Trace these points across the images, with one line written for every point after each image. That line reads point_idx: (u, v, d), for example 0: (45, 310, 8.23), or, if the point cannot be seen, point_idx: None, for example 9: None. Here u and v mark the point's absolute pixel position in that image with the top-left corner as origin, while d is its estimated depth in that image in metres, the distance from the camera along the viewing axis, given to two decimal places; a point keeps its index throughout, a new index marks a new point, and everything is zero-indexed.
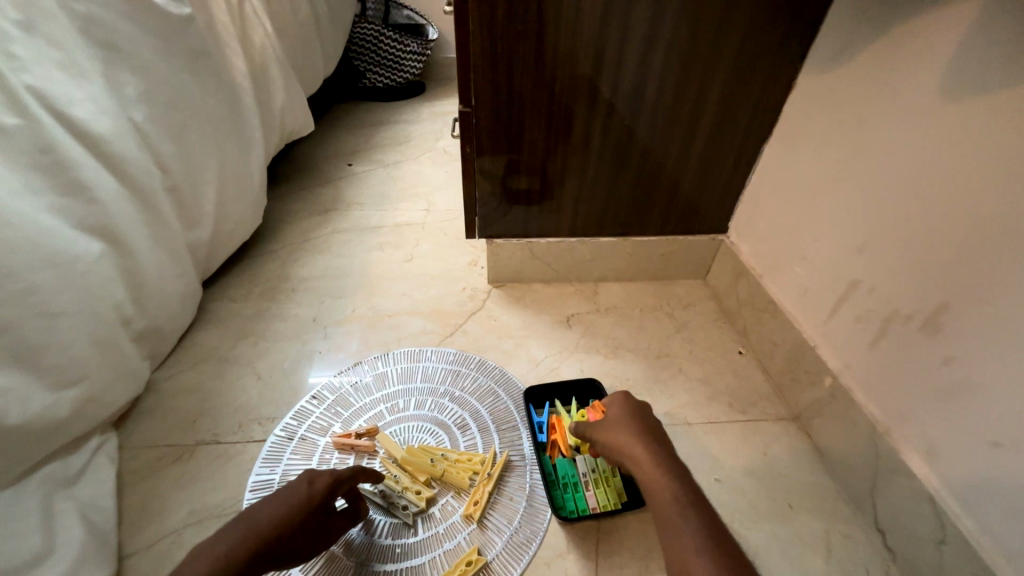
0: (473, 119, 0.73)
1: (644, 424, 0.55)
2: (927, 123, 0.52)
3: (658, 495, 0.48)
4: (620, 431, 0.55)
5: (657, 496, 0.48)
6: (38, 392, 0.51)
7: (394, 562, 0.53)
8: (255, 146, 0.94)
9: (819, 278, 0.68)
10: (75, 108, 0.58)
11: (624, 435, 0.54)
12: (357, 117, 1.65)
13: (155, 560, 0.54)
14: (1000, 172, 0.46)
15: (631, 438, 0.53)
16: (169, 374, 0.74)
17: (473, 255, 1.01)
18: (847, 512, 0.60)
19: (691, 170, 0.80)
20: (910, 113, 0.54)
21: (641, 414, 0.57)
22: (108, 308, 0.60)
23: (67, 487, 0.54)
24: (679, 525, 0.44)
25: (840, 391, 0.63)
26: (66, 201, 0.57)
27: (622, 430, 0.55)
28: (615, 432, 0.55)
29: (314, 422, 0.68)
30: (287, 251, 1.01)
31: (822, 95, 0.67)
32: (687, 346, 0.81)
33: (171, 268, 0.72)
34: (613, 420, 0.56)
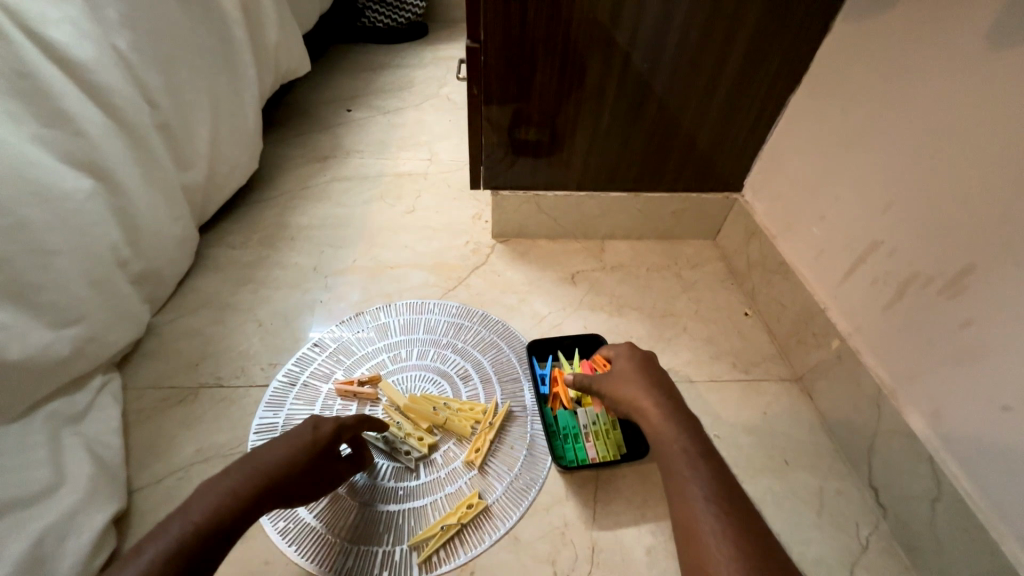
0: (482, 58, 0.68)
1: (653, 375, 0.54)
2: (971, 70, 0.48)
3: (667, 446, 0.47)
4: (629, 385, 0.54)
5: (665, 448, 0.47)
6: (38, 330, 0.51)
7: (397, 503, 0.55)
8: (248, 85, 0.88)
9: (838, 239, 0.65)
10: (52, 29, 0.53)
11: (633, 389, 0.53)
12: (356, 59, 1.56)
13: (164, 494, 0.55)
14: None
15: (641, 392, 0.52)
16: (170, 318, 0.73)
17: (477, 208, 0.98)
18: (843, 470, 0.61)
19: (709, 123, 0.76)
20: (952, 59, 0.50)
21: (650, 367, 0.56)
22: (104, 250, 0.58)
23: (74, 423, 0.54)
24: (686, 475, 0.45)
25: (847, 354, 0.63)
26: (51, 132, 0.54)
27: (629, 381, 0.54)
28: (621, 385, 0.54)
29: (316, 369, 0.68)
30: (285, 199, 0.98)
31: (858, 40, 0.61)
32: (693, 306, 0.80)
33: (166, 210, 0.70)
34: (623, 375, 0.55)
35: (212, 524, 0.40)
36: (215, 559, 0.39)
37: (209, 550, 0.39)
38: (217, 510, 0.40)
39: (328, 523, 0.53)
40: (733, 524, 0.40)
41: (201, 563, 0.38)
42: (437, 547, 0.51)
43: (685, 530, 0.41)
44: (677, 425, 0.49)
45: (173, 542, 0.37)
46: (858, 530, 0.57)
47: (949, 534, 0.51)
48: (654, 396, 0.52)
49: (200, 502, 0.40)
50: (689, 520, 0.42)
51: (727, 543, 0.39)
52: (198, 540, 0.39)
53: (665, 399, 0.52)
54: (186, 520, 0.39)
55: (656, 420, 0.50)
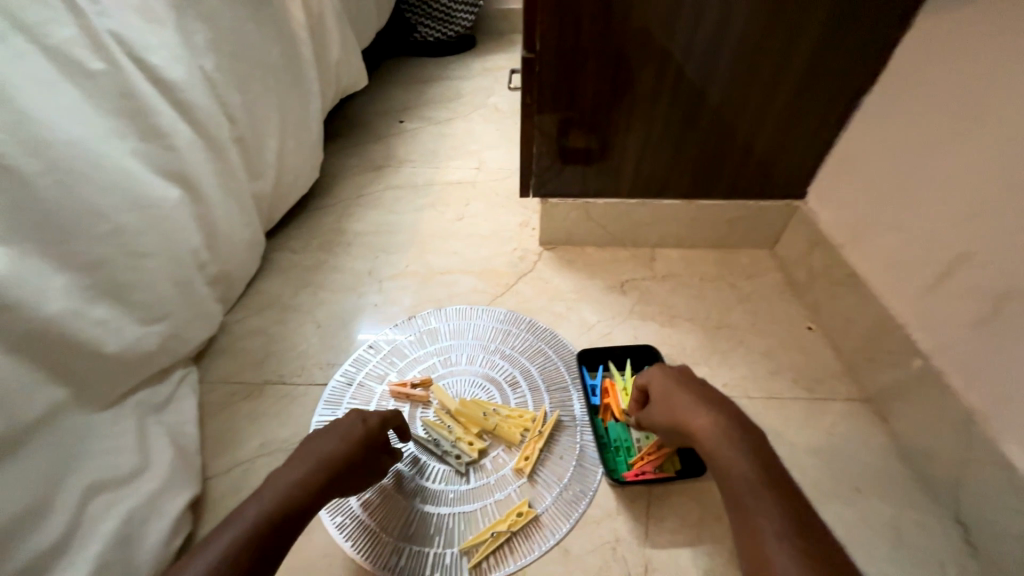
0: (536, 68, 0.68)
1: (695, 391, 0.50)
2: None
3: (726, 474, 0.42)
4: (674, 399, 0.50)
5: (728, 478, 0.42)
6: (132, 325, 0.56)
7: (448, 506, 0.55)
8: (313, 99, 0.94)
9: (919, 249, 0.60)
10: (152, 54, 0.59)
11: (679, 409, 0.49)
12: (408, 73, 1.62)
13: (233, 482, 0.59)
14: None
15: (686, 412, 0.48)
16: (239, 318, 0.78)
17: (524, 215, 0.99)
18: (924, 501, 0.56)
19: (771, 127, 0.73)
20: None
21: (694, 379, 0.52)
22: (187, 253, 0.63)
23: (157, 412, 0.59)
24: (756, 510, 0.39)
25: (929, 375, 0.58)
26: (147, 147, 0.59)
27: (671, 402, 0.50)
28: (665, 408, 0.51)
29: (371, 370, 0.71)
30: (342, 206, 1.03)
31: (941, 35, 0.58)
32: (749, 318, 0.76)
33: (239, 216, 0.75)
34: (664, 392, 0.51)
35: (282, 512, 0.41)
36: (285, 545, 0.40)
37: (278, 537, 0.40)
38: (285, 499, 0.42)
39: (381, 522, 0.54)
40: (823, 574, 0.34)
41: (271, 550, 0.39)
42: (487, 553, 0.51)
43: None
44: (737, 449, 0.43)
45: (248, 527, 0.39)
46: (943, 569, 0.51)
47: None
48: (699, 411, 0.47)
49: (269, 491, 0.42)
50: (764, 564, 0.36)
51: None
52: (271, 526, 0.40)
53: (717, 412, 0.47)
54: (259, 507, 0.41)
55: (710, 445, 0.45)
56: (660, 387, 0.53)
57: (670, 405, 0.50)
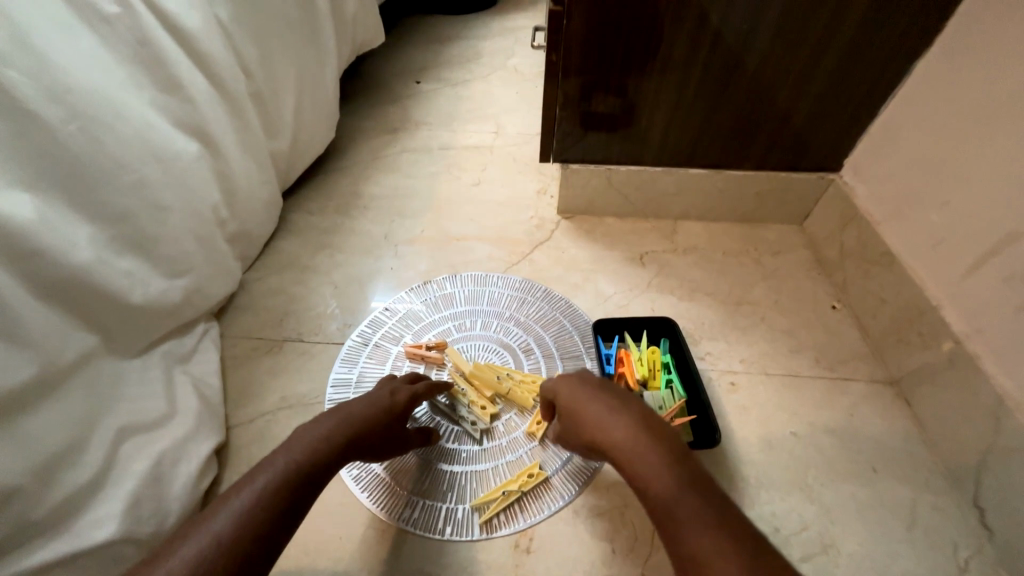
0: (564, 21, 0.64)
1: (602, 395, 0.46)
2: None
3: (646, 489, 0.38)
4: (582, 407, 0.46)
5: (653, 494, 0.37)
6: (157, 279, 0.57)
7: (460, 464, 0.57)
8: (329, 55, 0.92)
9: (964, 228, 0.57)
10: (167, 0, 0.57)
11: (592, 418, 0.44)
12: (426, 31, 1.56)
13: (256, 433, 0.61)
14: None
15: (598, 421, 0.43)
16: (259, 276, 0.79)
17: (543, 183, 0.97)
18: (942, 484, 0.55)
19: (812, 92, 0.68)
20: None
21: (596, 382, 0.48)
22: (207, 209, 0.63)
23: (183, 363, 0.61)
24: (686, 529, 0.34)
25: (961, 358, 0.56)
26: (166, 98, 0.58)
27: (582, 413, 0.45)
28: (580, 419, 0.46)
29: (387, 331, 0.71)
30: (358, 168, 1.02)
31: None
32: (772, 295, 0.74)
33: (257, 174, 0.75)
34: (572, 401, 0.47)
35: (312, 462, 0.41)
36: (311, 497, 0.40)
37: (307, 487, 0.39)
38: (314, 451, 0.41)
39: (395, 476, 0.56)
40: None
41: (300, 499, 0.38)
42: (497, 510, 0.53)
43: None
44: (651, 456, 0.39)
45: (278, 473, 0.39)
46: (956, 551, 0.51)
47: None
48: (609, 416, 0.43)
49: (299, 443, 0.42)
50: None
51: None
52: (301, 475, 0.40)
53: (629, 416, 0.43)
54: (289, 456, 0.40)
55: (624, 457, 0.40)
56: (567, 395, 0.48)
57: (580, 416, 0.45)
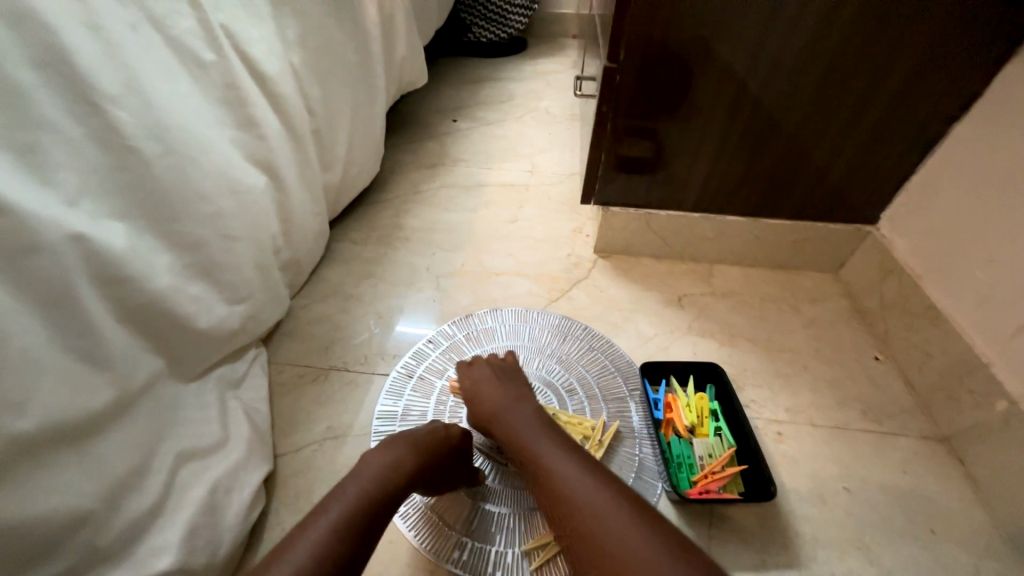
0: (617, 76, 0.68)
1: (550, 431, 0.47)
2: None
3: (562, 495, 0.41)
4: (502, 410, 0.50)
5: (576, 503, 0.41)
6: (220, 305, 0.59)
7: (509, 506, 0.56)
8: (379, 95, 0.97)
9: (1013, 288, 0.58)
10: (252, 47, 0.62)
11: (542, 456, 0.45)
12: (460, 72, 1.64)
13: (302, 462, 0.61)
14: None
15: (547, 462, 0.44)
16: (305, 303, 0.81)
17: (579, 222, 0.99)
18: (1005, 550, 0.54)
19: (851, 149, 0.71)
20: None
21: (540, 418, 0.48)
22: (267, 238, 0.66)
23: (235, 388, 0.62)
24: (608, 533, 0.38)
25: (1018, 419, 0.55)
26: (242, 135, 0.62)
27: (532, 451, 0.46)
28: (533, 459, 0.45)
29: (431, 364, 0.72)
30: (399, 201, 1.05)
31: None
32: (813, 343, 0.74)
33: (310, 206, 0.78)
34: (497, 409, 0.50)
35: (379, 493, 0.40)
36: (380, 527, 0.39)
37: (376, 518, 0.39)
38: (382, 481, 0.41)
39: (443, 515, 0.55)
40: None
41: (371, 531, 0.38)
42: (548, 557, 0.52)
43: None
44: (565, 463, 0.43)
45: (352, 504, 0.38)
46: None
47: None
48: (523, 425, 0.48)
49: (369, 470, 0.41)
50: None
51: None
52: (370, 507, 0.39)
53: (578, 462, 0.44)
54: (359, 486, 0.40)
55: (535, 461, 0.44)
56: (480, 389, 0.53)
57: (532, 456, 0.45)
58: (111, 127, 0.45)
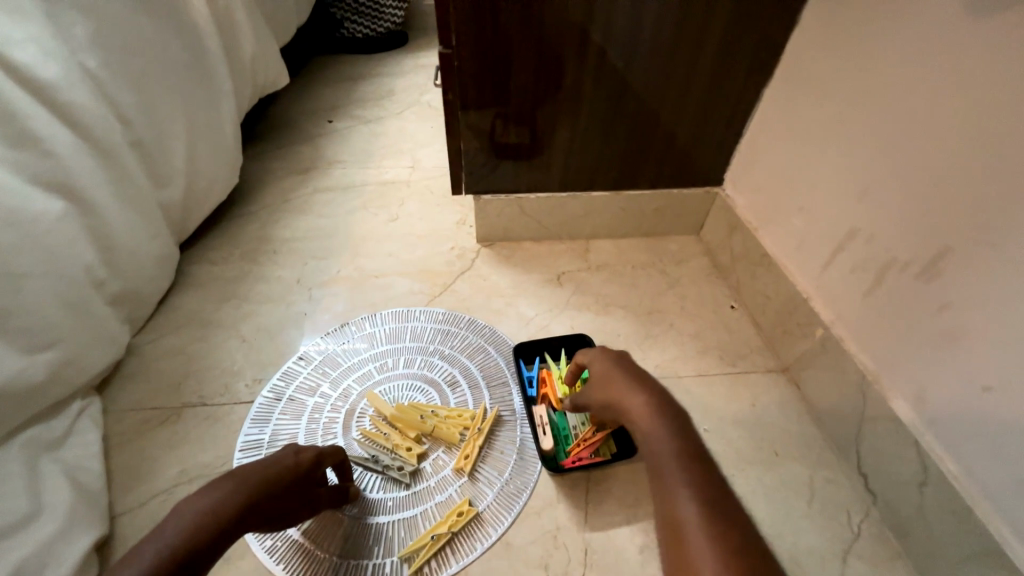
0: (456, 62, 0.67)
1: (633, 374, 0.50)
2: (950, 47, 0.48)
3: (655, 447, 0.43)
4: (623, 395, 0.48)
5: (650, 447, 0.44)
6: (11, 355, 0.50)
7: (387, 514, 0.54)
8: (224, 99, 0.87)
9: (818, 229, 0.66)
10: (13, 49, 0.53)
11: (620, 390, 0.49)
12: (337, 69, 1.55)
13: (149, 517, 0.55)
14: (999, 114, 0.44)
15: (624, 395, 0.48)
16: (150, 338, 0.72)
17: (461, 213, 0.98)
18: (832, 457, 0.62)
19: (688, 118, 0.76)
20: (931, 38, 0.49)
21: (633, 363, 0.52)
22: (78, 271, 0.57)
23: (52, 449, 0.53)
24: (674, 481, 0.40)
25: (832, 343, 0.63)
26: (17, 154, 0.53)
27: (610, 380, 0.51)
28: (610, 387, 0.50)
29: (302, 382, 0.67)
30: (265, 212, 0.97)
31: (835, 24, 0.61)
32: (678, 302, 0.80)
33: (143, 229, 0.69)
34: (607, 377, 0.51)
35: (187, 546, 0.37)
36: None
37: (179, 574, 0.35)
38: (193, 531, 0.38)
39: (314, 539, 0.52)
40: (725, 527, 0.36)
41: None
42: (428, 557, 0.51)
43: (674, 541, 0.37)
44: (667, 424, 0.44)
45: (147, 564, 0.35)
46: (849, 518, 0.57)
47: (937, 519, 0.51)
48: (643, 396, 0.48)
49: (176, 523, 0.38)
50: (677, 526, 0.37)
51: (722, 555, 0.35)
52: (173, 560, 0.36)
53: (648, 395, 0.47)
54: (161, 542, 0.36)
55: (651, 426, 0.45)
56: (608, 375, 0.51)
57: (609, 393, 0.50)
58: None
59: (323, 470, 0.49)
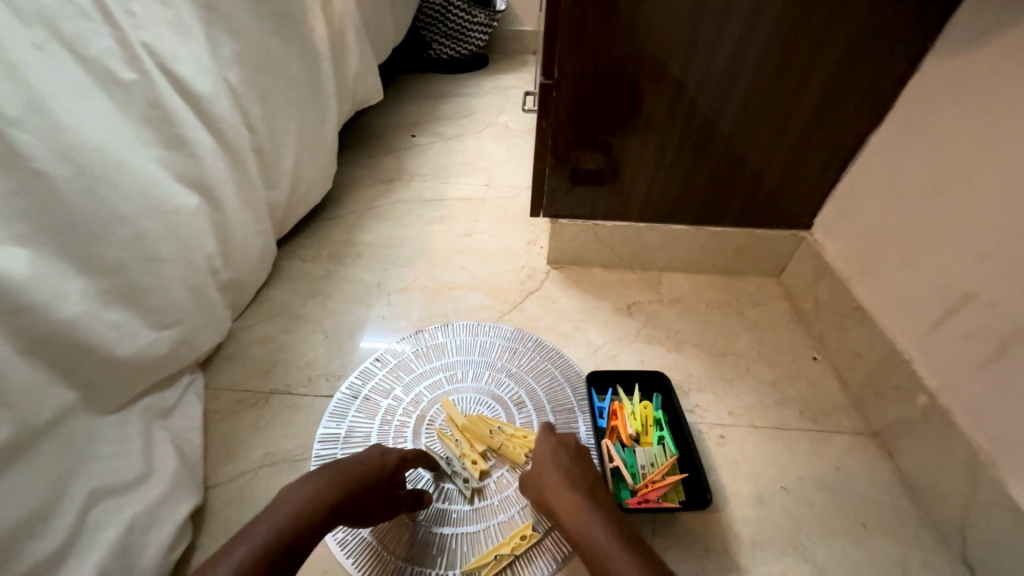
0: (553, 93, 0.70)
1: (557, 459, 0.52)
2: None
3: (589, 544, 0.44)
4: (550, 485, 0.49)
5: (588, 545, 0.44)
6: (144, 330, 0.56)
7: (451, 526, 0.55)
8: (329, 112, 0.95)
9: (925, 287, 0.61)
10: (180, 64, 0.60)
11: (551, 477, 0.50)
12: (422, 88, 1.65)
13: (236, 492, 0.60)
14: None
15: (555, 484, 0.49)
16: (247, 325, 0.79)
17: (532, 234, 1.00)
18: (930, 540, 0.56)
19: (780, 159, 0.74)
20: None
21: (558, 446, 0.53)
22: (202, 259, 0.64)
23: (163, 418, 0.59)
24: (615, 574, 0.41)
25: (936, 412, 0.58)
26: (170, 155, 0.60)
27: (540, 467, 0.52)
28: (543, 475, 0.51)
29: (377, 383, 0.70)
30: (352, 217, 1.04)
31: (965, 74, 0.57)
32: (754, 346, 0.77)
33: (254, 226, 0.76)
34: (535, 468, 0.52)
35: (291, 532, 0.41)
36: (286, 567, 0.40)
37: (282, 557, 0.40)
38: (296, 518, 0.42)
39: (382, 539, 0.54)
40: None
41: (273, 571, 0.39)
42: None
43: None
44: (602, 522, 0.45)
45: (257, 546, 0.39)
46: None
47: None
48: (570, 487, 0.48)
49: (282, 509, 0.42)
50: None
51: None
52: (280, 544, 0.40)
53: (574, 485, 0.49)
54: (272, 524, 0.41)
55: (585, 523, 0.45)
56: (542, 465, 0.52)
57: (540, 482, 0.51)
58: (12, 148, 0.44)
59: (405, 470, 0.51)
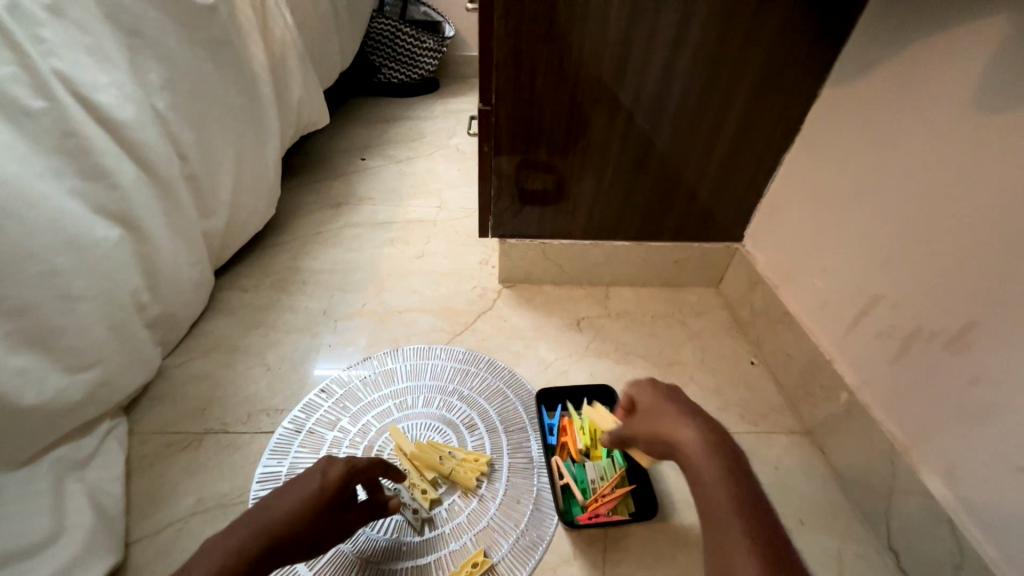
0: (493, 117, 0.72)
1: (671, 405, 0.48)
2: (974, 130, 0.50)
3: (699, 484, 0.41)
4: (671, 426, 0.46)
5: (701, 488, 0.41)
6: (56, 374, 0.52)
7: (399, 560, 0.53)
8: (270, 137, 0.93)
9: (841, 292, 0.66)
10: (98, 92, 0.58)
11: (664, 421, 0.47)
12: (372, 111, 1.64)
13: (163, 545, 0.55)
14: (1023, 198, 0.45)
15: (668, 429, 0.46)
16: (179, 362, 0.74)
17: (484, 254, 1.01)
18: (860, 530, 0.60)
19: (711, 177, 0.79)
20: (957, 121, 0.52)
21: (671, 394, 0.49)
22: (125, 294, 0.60)
23: (78, 469, 0.54)
24: (722, 518, 0.38)
25: (857, 408, 0.62)
26: (87, 185, 0.57)
27: (658, 414, 0.48)
28: (655, 422, 0.47)
29: (323, 416, 0.68)
30: (298, 243, 1.01)
31: (859, 99, 0.64)
32: (697, 354, 0.80)
33: (187, 256, 0.72)
34: (659, 416, 0.48)
35: None
36: None
37: None
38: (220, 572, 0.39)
39: None
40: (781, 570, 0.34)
41: None
42: None
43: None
44: (708, 451, 0.42)
45: None
46: None
47: None
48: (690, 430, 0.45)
49: (205, 563, 0.39)
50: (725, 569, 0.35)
51: None
52: None
53: (699, 429, 0.44)
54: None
55: (699, 466, 0.42)
56: (653, 406, 0.49)
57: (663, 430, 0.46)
58: None
59: (354, 489, 0.47)
